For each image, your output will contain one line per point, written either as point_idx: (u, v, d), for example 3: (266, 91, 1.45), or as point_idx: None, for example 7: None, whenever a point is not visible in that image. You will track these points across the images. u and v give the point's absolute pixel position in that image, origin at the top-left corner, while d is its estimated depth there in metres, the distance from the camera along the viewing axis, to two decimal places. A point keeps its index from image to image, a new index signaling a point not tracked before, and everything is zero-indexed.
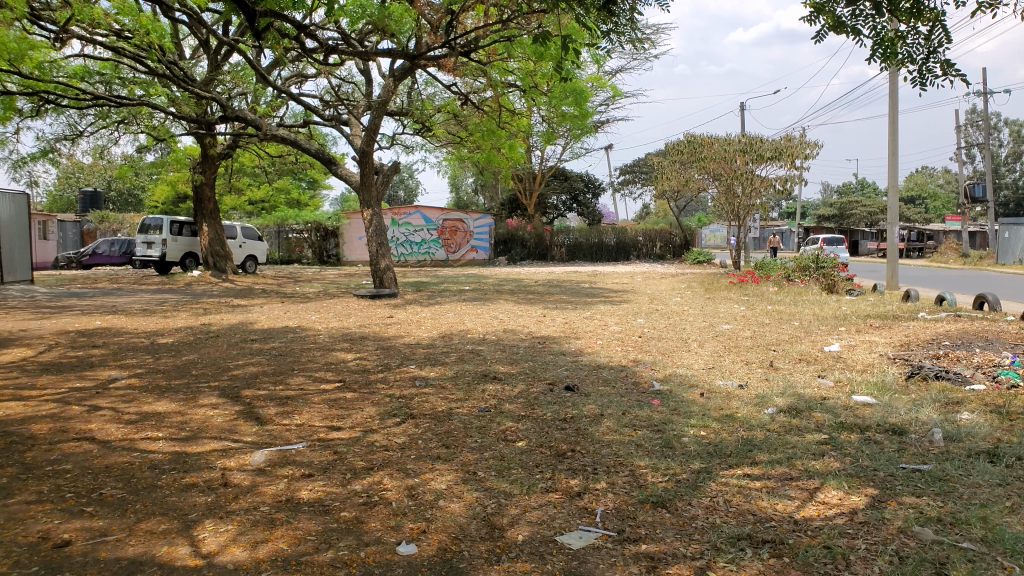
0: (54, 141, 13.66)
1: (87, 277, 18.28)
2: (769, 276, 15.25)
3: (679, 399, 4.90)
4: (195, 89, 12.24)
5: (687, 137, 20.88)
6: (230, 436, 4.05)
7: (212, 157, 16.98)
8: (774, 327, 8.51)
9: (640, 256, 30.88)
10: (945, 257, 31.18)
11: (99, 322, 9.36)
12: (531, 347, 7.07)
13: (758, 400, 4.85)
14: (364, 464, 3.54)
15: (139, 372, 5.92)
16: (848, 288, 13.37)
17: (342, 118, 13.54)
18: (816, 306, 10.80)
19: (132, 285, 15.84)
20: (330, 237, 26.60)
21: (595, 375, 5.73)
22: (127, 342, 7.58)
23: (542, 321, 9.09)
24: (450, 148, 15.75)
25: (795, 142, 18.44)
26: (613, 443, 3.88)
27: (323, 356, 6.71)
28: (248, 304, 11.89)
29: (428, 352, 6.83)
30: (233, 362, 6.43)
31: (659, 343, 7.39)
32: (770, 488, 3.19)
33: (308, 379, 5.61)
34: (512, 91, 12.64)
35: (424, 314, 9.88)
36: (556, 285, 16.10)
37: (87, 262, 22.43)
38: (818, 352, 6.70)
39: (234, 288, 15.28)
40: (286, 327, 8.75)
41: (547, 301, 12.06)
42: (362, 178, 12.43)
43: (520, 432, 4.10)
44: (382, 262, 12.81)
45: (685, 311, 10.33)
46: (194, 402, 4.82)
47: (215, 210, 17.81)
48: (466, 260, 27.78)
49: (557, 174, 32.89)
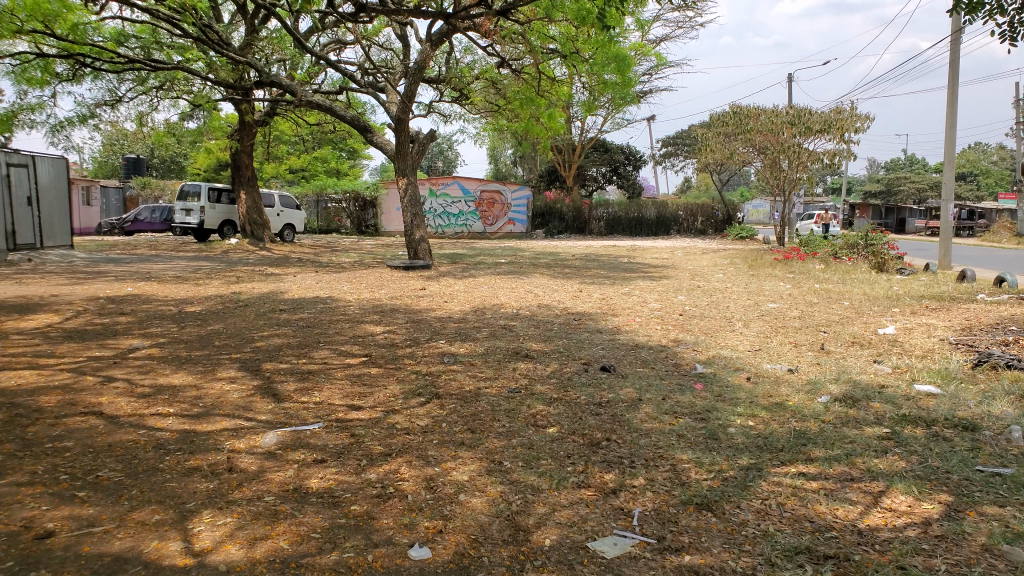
0: (92, 106, 13.58)
1: (127, 243, 18.40)
2: (815, 253, 14.64)
3: (724, 384, 4.56)
4: (230, 53, 12.02)
5: (732, 107, 20.08)
6: (244, 414, 3.83)
7: (248, 124, 16.84)
8: (824, 307, 8.03)
9: (681, 231, 30.26)
10: (999, 236, 29.87)
11: (131, 288, 9.30)
12: (566, 324, 6.75)
13: (810, 387, 4.47)
14: (381, 450, 3.28)
15: (163, 342, 5.77)
16: (899, 267, 12.71)
17: (379, 86, 13.24)
18: (867, 286, 10.24)
19: (169, 252, 15.89)
20: (368, 207, 26.52)
21: (633, 355, 5.39)
22: (155, 310, 7.46)
23: (577, 296, 8.75)
24: (487, 118, 15.37)
25: (845, 114, 17.55)
26: (652, 432, 3.57)
27: (351, 328, 6.50)
28: (282, 273, 11.78)
29: (458, 326, 6.57)
30: (258, 333, 6.24)
31: (701, 321, 7.02)
32: (828, 490, 2.85)
33: (333, 353, 5.38)
34: (552, 58, 12.18)
35: (458, 286, 9.61)
36: (592, 259, 15.73)
37: (129, 229, 22.65)
38: (872, 335, 6.25)
39: (270, 257, 15.22)
40: (316, 297, 8.55)
41: (584, 275, 11.69)
42: (398, 146, 12.14)
43: (551, 417, 3.81)
44: (415, 233, 12.55)
45: (728, 289, 9.87)
46: (212, 375, 4.63)
47: (253, 178, 17.68)
48: (504, 233, 27.51)
49: (597, 145, 32.24)
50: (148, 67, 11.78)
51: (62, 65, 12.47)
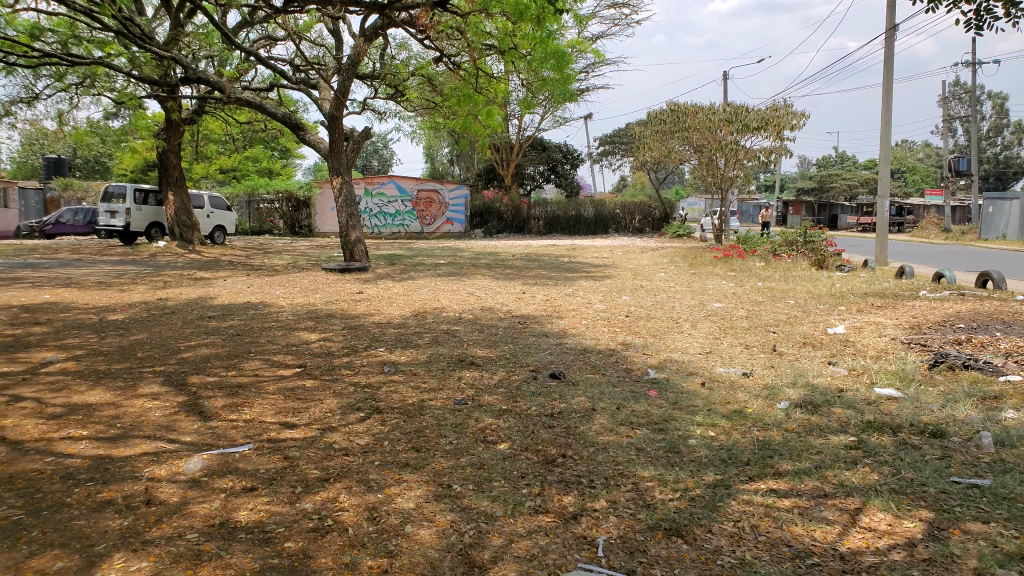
0: (6, 103, 12.61)
1: (44, 247, 17.31)
2: (755, 250, 14.81)
3: (679, 390, 4.39)
4: (155, 48, 11.33)
5: (670, 106, 20.22)
6: (166, 435, 3.43)
7: (175, 122, 16.04)
8: (769, 306, 8.02)
9: (619, 230, 30.48)
10: (926, 232, 31.06)
11: (47, 296, 8.62)
12: (512, 328, 6.50)
13: (766, 392, 4.35)
14: (318, 474, 2.96)
15: (77, 355, 5.27)
16: (838, 264, 12.92)
17: (311, 82, 12.73)
18: (808, 283, 10.33)
19: (92, 255, 14.99)
20: (302, 208, 25.78)
21: (583, 361, 5.19)
22: (71, 320, 6.89)
23: (522, 298, 8.51)
24: (425, 116, 15.04)
25: (781, 111, 17.86)
26: (610, 446, 3.35)
27: (285, 336, 6.11)
28: (213, 277, 11.19)
29: (399, 332, 6.24)
30: (184, 343, 5.79)
31: (649, 323, 6.88)
32: (803, 509, 2.69)
33: (265, 364, 5.00)
34: (489, 56, 11.91)
35: (398, 289, 9.26)
36: (534, 258, 15.56)
37: (50, 231, 21.38)
38: (822, 335, 6.21)
39: (200, 260, 14.51)
40: (248, 302, 8.09)
41: (528, 276, 11.48)
42: (332, 144, 11.69)
43: (501, 431, 3.55)
44: (351, 235, 12.11)
45: (671, 288, 9.81)
46: (131, 392, 4.19)
47: (180, 177, 16.83)
48: (441, 233, 27.18)
49: (536, 144, 32.02)
50: (65, 62, 10.98)
51: None
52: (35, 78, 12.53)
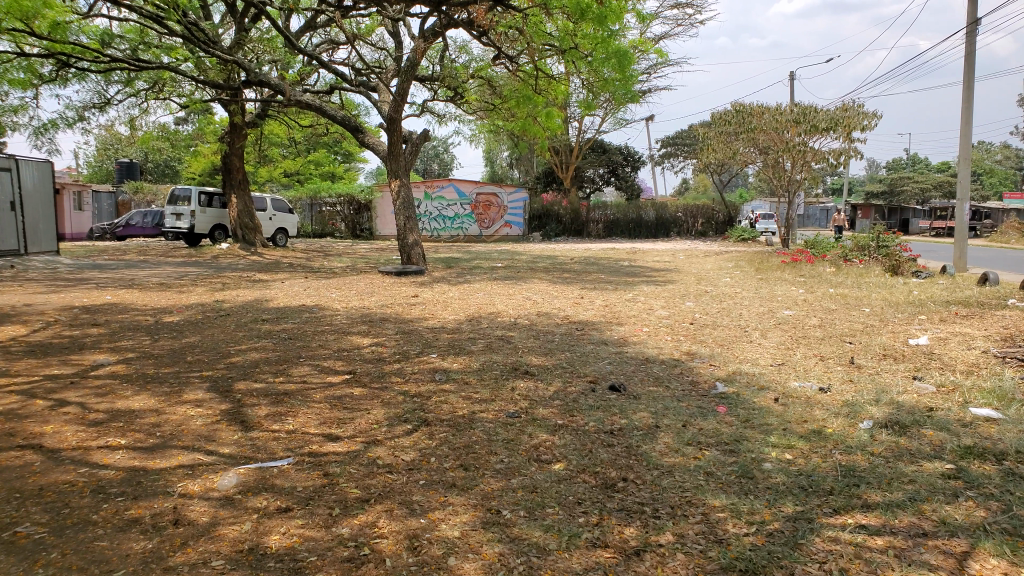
0: (79, 108, 12.99)
1: (114, 249, 17.87)
2: (825, 256, 14.13)
3: (751, 407, 4.05)
4: (218, 52, 11.49)
5: (735, 106, 19.59)
6: (204, 446, 3.31)
7: (239, 126, 16.33)
8: (843, 314, 7.53)
9: (681, 233, 29.93)
10: (1006, 237, 29.28)
11: (108, 297, 8.76)
12: (569, 335, 6.24)
13: (847, 410, 3.97)
14: (358, 495, 2.77)
15: (128, 357, 5.25)
16: (914, 270, 12.16)
17: (370, 85, 12.74)
18: (884, 290, 9.72)
19: (157, 257, 15.34)
20: (363, 211, 26.00)
21: (643, 371, 4.88)
22: (129, 321, 6.95)
23: (579, 303, 8.24)
24: (483, 118, 14.90)
25: (851, 112, 16.99)
26: (676, 470, 3.07)
27: (336, 340, 5.99)
28: (271, 279, 11.26)
29: (452, 338, 6.05)
30: (235, 346, 5.73)
31: (715, 331, 6.50)
32: (900, 550, 2.34)
33: (313, 370, 4.87)
34: (549, 56, 11.68)
35: (453, 293, 9.10)
36: (593, 263, 15.23)
37: (120, 233, 22.09)
38: (904, 346, 5.73)
39: (261, 262, 14.69)
40: (302, 305, 8.05)
41: (585, 280, 11.18)
42: (390, 146, 11.64)
43: (556, 449, 3.29)
44: (409, 238, 12.01)
45: (737, 294, 9.36)
46: (175, 398, 4.10)
47: (244, 180, 17.10)
48: (500, 236, 26.99)
49: (595, 147, 31.69)
50: (132, 67, 11.23)
51: (44, 65, 11.86)
52: (106, 84, 12.88)
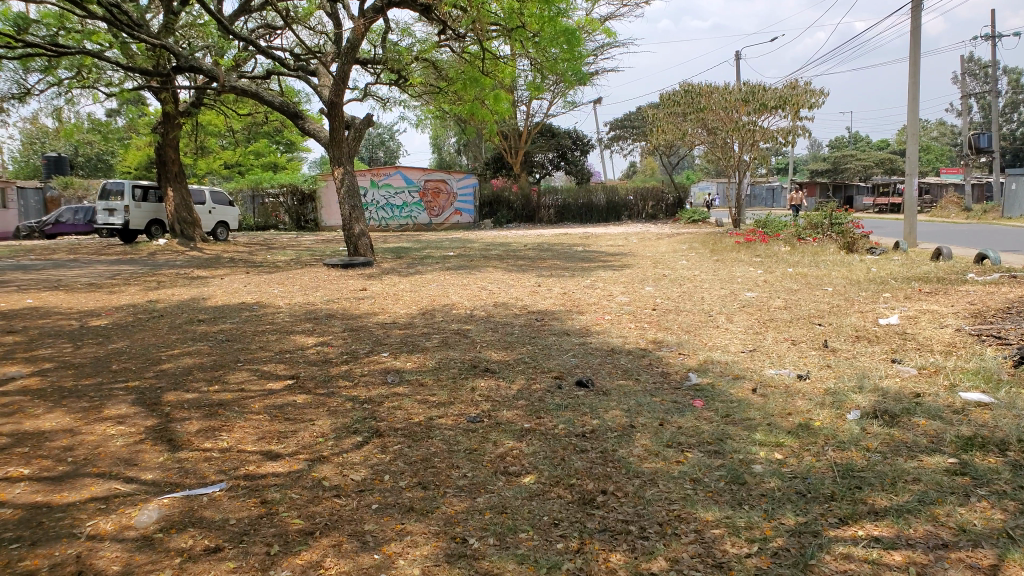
0: None
1: (43, 248, 16.84)
2: (778, 236, 14.12)
3: (729, 400, 3.78)
4: (146, 37, 10.71)
5: (683, 87, 19.51)
6: (123, 473, 2.84)
7: (173, 115, 15.46)
8: (807, 295, 7.36)
9: (632, 216, 29.78)
10: (947, 212, 29.96)
11: (30, 300, 8.07)
12: (529, 326, 5.89)
13: (831, 400, 3.74)
14: (302, 526, 2.39)
15: (44, 368, 4.69)
16: (868, 247, 12.09)
17: (309, 69, 12.15)
18: (842, 268, 9.63)
19: (90, 255, 14.47)
20: (307, 202, 25.32)
21: (611, 364, 4.58)
22: (49, 327, 6.33)
23: (537, 292, 7.91)
24: (429, 102, 14.40)
25: (799, 90, 17.00)
26: (659, 478, 2.77)
27: (279, 341, 5.54)
28: (211, 276, 10.67)
29: (405, 334, 5.65)
30: (167, 352, 5.21)
31: (680, 317, 6.24)
32: (922, 567, 2.07)
33: (252, 376, 4.43)
34: (495, 36, 11.24)
35: (404, 285, 8.68)
36: (547, 248, 14.92)
37: (50, 232, 20.94)
38: (876, 327, 5.57)
39: (201, 258, 13.95)
40: (242, 303, 7.52)
41: (541, 267, 10.86)
42: (333, 133, 11.10)
43: (525, 459, 2.96)
44: (355, 228, 11.50)
45: (695, 276, 9.16)
46: (94, 415, 3.60)
47: (181, 172, 16.24)
48: (449, 224, 26.56)
49: (544, 131, 31.34)
50: (52, 53, 10.38)
51: None
52: (25, 72, 11.93)
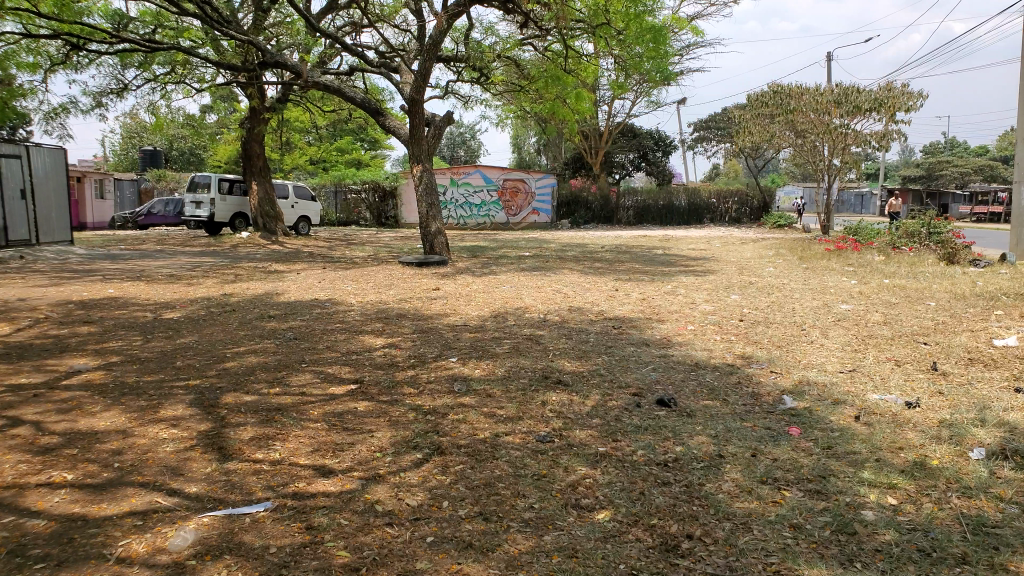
0: (98, 94, 12.35)
1: (134, 238, 17.53)
2: (872, 243, 13.28)
3: (829, 428, 3.37)
4: (233, 33, 10.84)
5: (772, 87, 18.67)
6: (167, 484, 2.69)
7: (259, 111, 15.78)
8: (908, 309, 6.75)
9: (714, 219, 28.98)
10: None
11: (112, 290, 8.24)
12: (604, 334, 5.56)
13: (948, 433, 3.28)
14: (347, 561, 2.15)
15: (110, 362, 4.66)
16: (972, 258, 11.17)
17: (392, 65, 12.11)
18: (945, 280, 8.88)
19: (174, 247, 14.92)
20: (389, 198, 25.52)
21: (694, 380, 4.21)
22: (125, 318, 6.40)
23: (614, 297, 7.56)
24: (510, 100, 14.15)
25: (895, 92, 16.04)
26: (753, 522, 2.42)
27: (346, 341, 5.41)
28: (286, 270, 10.74)
29: (475, 338, 5.42)
30: (232, 349, 5.13)
31: (769, 329, 5.79)
32: None
33: (316, 378, 4.27)
34: (579, 34, 10.87)
35: (477, 285, 8.47)
36: (624, 250, 14.51)
37: (142, 222, 21.85)
38: (991, 349, 4.98)
39: (279, 251, 14.18)
40: (314, 300, 7.47)
41: (620, 270, 10.49)
42: (412, 130, 11.02)
43: (600, 491, 2.65)
44: (432, 226, 11.37)
45: (785, 285, 8.59)
46: (149, 416, 3.50)
47: (265, 167, 16.54)
48: (527, 224, 26.23)
49: (625, 131, 30.76)
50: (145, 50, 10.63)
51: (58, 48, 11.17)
52: (123, 69, 12.32)
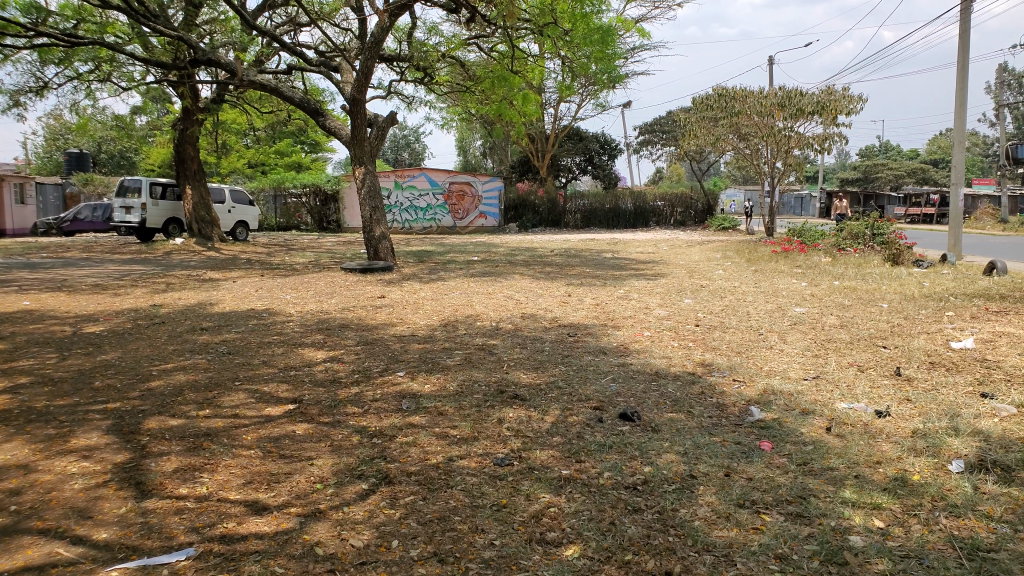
0: (15, 92, 11.55)
1: (59, 245, 16.56)
2: (818, 244, 13.43)
3: (801, 442, 3.20)
4: (162, 29, 10.27)
5: (717, 91, 18.85)
6: (73, 530, 2.34)
7: (193, 112, 15.07)
8: (862, 311, 6.73)
9: (659, 223, 29.20)
10: (982, 223, 28.94)
11: (29, 302, 7.62)
12: (560, 343, 5.33)
13: (923, 445, 3.14)
14: None
15: (18, 384, 4.20)
16: (915, 259, 11.36)
17: (332, 64, 11.69)
18: (893, 282, 8.96)
19: (102, 254, 14.12)
20: (330, 202, 24.96)
21: (656, 391, 4.00)
22: (40, 333, 5.87)
23: (568, 303, 7.36)
24: (455, 101, 13.87)
25: (836, 95, 16.29)
26: (737, 555, 2.20)
27: (285, 354, 5.04)
28: (222, 278, 10.22)
29: (425, 349, 5.11)
30: (159, 366, 4.71)
31: (726, 335, 5.65)
32: None
33: (251, 398, 3.92)
34: (524, 35, 10.66)
35: (426, 292, 8.15)
36: (573, 254, 14.36)
37: (67, 228, 20.76)
38: (949, 352, 4.94)
39: (216, 258, 13.56)
40: (251, 310, 7.03)
41: (570, 274, 10.32)
42: (354, 131, 10.65)
43: (567, 522, 2.41)
44: (376, 231, 10.99)
45: (737, 288, 8.53)
46: (58, 447, 3.10)
47: (200, 171, 15.84)
48: (475, 228, 25.96)
49: (572, 134, 30.88)
50: (64, 45, 9.96)
51: None
52: (42, 65, 11.55)
